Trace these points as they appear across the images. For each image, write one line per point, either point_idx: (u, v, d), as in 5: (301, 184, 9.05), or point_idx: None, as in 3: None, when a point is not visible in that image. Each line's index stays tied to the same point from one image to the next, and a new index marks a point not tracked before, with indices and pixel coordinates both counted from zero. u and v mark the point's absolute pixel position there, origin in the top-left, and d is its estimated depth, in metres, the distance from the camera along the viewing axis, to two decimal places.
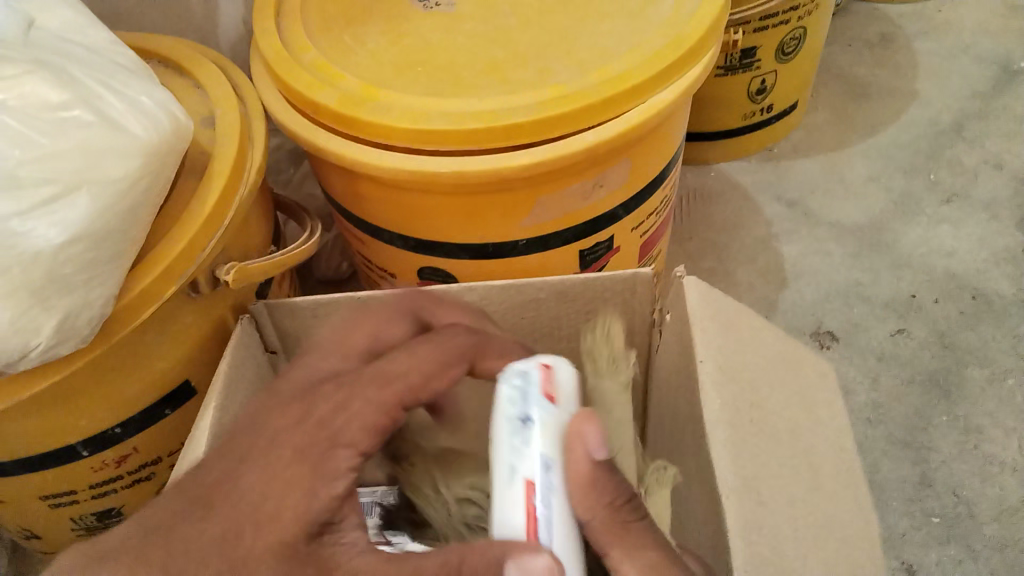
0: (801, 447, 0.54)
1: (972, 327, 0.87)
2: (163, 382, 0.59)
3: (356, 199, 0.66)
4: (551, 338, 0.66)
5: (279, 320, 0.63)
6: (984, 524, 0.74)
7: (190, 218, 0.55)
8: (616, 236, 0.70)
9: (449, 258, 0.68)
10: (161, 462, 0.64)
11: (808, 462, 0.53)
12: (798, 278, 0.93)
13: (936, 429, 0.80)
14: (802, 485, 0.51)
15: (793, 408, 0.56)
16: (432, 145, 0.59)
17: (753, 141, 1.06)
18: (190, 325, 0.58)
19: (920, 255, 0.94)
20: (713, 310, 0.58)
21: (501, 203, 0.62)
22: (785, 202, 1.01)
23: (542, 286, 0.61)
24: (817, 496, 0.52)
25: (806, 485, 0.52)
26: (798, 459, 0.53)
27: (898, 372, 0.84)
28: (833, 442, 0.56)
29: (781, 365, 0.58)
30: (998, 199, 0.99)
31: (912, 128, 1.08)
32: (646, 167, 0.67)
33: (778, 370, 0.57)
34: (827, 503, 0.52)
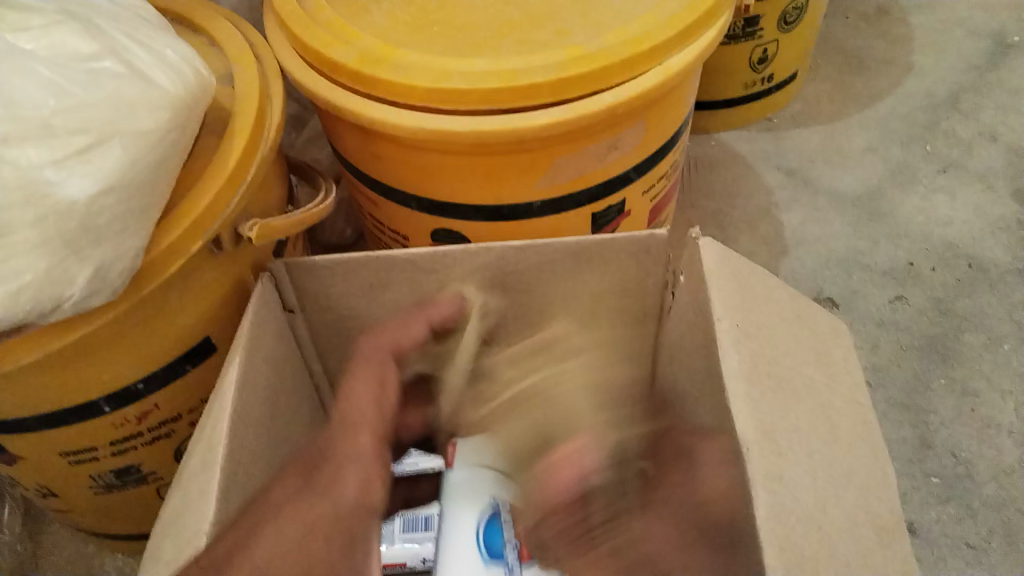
0: (821, 401, 0.55)
1: (968, 293, 0.89)
2: (184, 339, 0.59)
3: (373, 160, 0.67)
4: (566, 298, 0.67)
5: (298, 280, 0.63)
6: (982, 483, 0.76)
7: (214, 173, 0.55)
8: (628, 200, 0.71)
9: (464, 219, 0.68)
10: (181, 419, 0.64)
11: (826, 415, 0.54)
12: (798, 245, 0.94)
13: (934, 392, 0.82)
14: (823, 437, 0.53)
15: (810, 363, 0.57)
16: (452, 104, 0.59)
17: (752, 111, 1.07)
18: (212, 282, 0.59)
19: (917, 223, 0.96)
20: (729, 270, 0.59)
21: (518, 163, 0.63)
22: (784, 171, 1.02)
23: (560, 247, 0.62)
24: (838, 446, 0.53)
25: (827, 437, 0.53)
26: (817, 412, 0.54)
27: (897, 337, 0.86)
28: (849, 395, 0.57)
29: (797, 322, 0.59)
30: (993, 170, 1.01)
31: (908, 100, 1.10)
32: (659, 131, 0.68)
33: (794, 327, 0.58)
34: (849, 452, 0.53)
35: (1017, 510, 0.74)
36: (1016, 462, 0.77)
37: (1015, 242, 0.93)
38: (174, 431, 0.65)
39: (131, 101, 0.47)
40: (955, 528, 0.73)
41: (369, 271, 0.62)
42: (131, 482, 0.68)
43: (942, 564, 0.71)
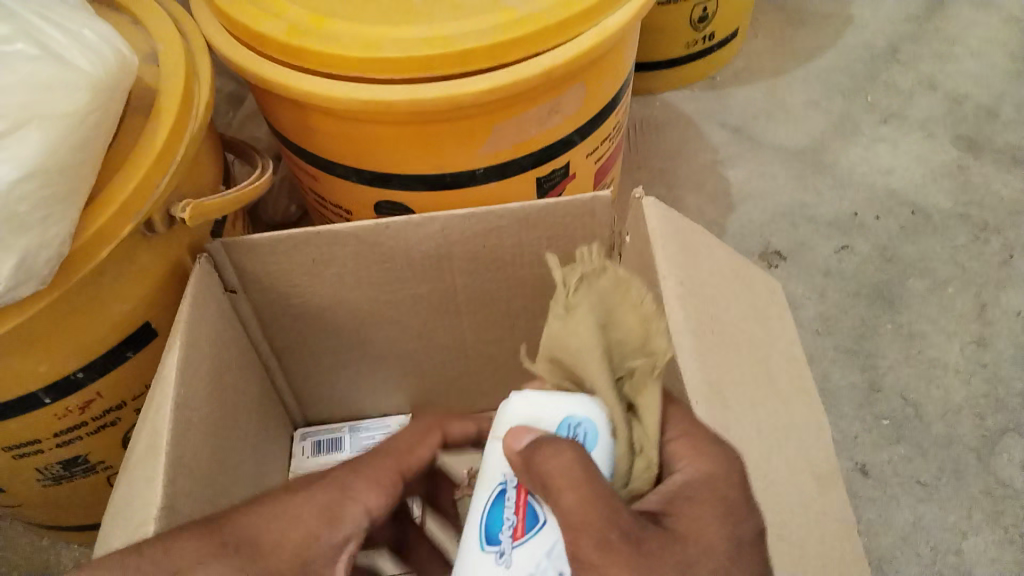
0: (757, 356, 0.56)
1: (912, 240, 0.90)
2: (123, 325, 0.58)
3: (308, 134, 0.66)
4: (512, 266, 0.66)
5: (238, 261, 0.62)
6: (930, 423, 0.77)
7: (142, 155, 0.53)
8: (571, 163, 0.71)
9: (405, 190, 0.68)
10: (125, 407, 0.63)
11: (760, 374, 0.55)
12: (745, 201, 0.95)
13: (882, 337, 0.83)
14: (761, 392, 0.54)
15: (747, 319, 0.58)
16: (385, 72, 0.58)
17: (695, 70, 1.07)
18: (148, 267, 0.58)
19: (861, 173, 0.97)
20: (672, 227, 0.59)
21: (457, 131, 0.62)
22: (729, 128, 1.03)
23: (502, 213, 0.61)
24: (775, 402, 0.54)
25: (765, 393, 0.54)
26: (755, 368, 0.55)
27: (844, 286, 0.87)
28: (783, 353, 0.58)
29: (737, 281, 0.60)
30: (933, 117, 1.02)
31: (849, 52, 1.10)
32: (599, 92, 0.67)
33: (732, 286, 0.59)
34: (782, 406, 0.54)
35: (964, 448, 0.76)
36: (962, 400, 0.78)
37: (956, 187, 0.95)
38: (120, 419, 0.64)
39: (49, 82, 0.46)
40: (905, 468, 0.75)
41: (312, 246, 0.62)
42: (80, 473, 0.67)
43: (894, 504, 0.73)
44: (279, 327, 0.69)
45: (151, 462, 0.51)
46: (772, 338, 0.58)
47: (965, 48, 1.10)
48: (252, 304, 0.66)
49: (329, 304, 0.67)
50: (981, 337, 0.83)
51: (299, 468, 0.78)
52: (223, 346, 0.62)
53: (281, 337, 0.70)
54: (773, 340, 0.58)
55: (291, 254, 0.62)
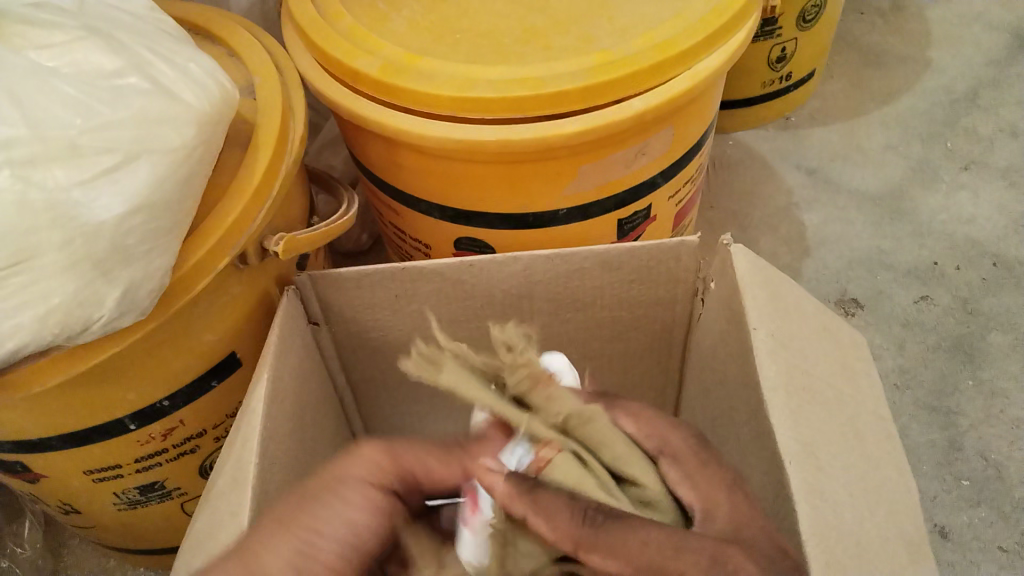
0: (847, 413, 0.53)
1: (994, 293, 0.88)
2: (209, 355, 0.58)
3: (394, 169, 0.66)
4: (593, 308, 0.66)
5: (324, 294, 0.62)
6: (1014, 486, 0.75)
7: (239, 188, 0.54)
8: (653, 205, 0.70)
9: (487, 227, 0.68)
10: (205, 435, 0.63)
11: (854, 429, 0.53)
12: (820, 245, 0.93)
13: (963, 393, 0.81)
14: (855, 452, 0.51)
15: (836, 375, 0.55)
16: (478, 112, 0.58)
17: (770, 110, 1.06)
18: (238, 299, 0.58)
19: (940, 221, 0.95)
20: (762, 277, 0.58)
21: (545, 171, 0.62)
22: (804, 170, 1.01)
23: (588, 256, 0.61)
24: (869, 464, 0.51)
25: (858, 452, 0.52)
26: (846, 427, 0.53)
27: (923, 338, 0.85)
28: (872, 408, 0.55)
29: (822, 334, 0.58)
30: (1016, 166, 0.99)
31: (928, 96, 1.08)
32: (687, 135, 0.67)
33: (820, 339, 0.57)
34: (874, 466, 0.51)
35: None
36: None
37: None
38: (199, 446, 0.64)
39: (156, 118, 0.46)
40: (987, 532, 0.72)
41: (395, 281, 0.62)
42: (156, 498, 0.67)
43: (975, 569, 0.71)
44: (356, 360, 0.68)
45: (238, 496, 0.51)
46: (865, 388, 0.56)
47: None
48: (332, 336, 0.66)
49: (407, 339, 0.67)
50: None
51: None
52: (305, 378, 0.62)
53: (357, 369, 0.69)
54: (867, 391, 0.56)
55: (374, 288, 0.62)
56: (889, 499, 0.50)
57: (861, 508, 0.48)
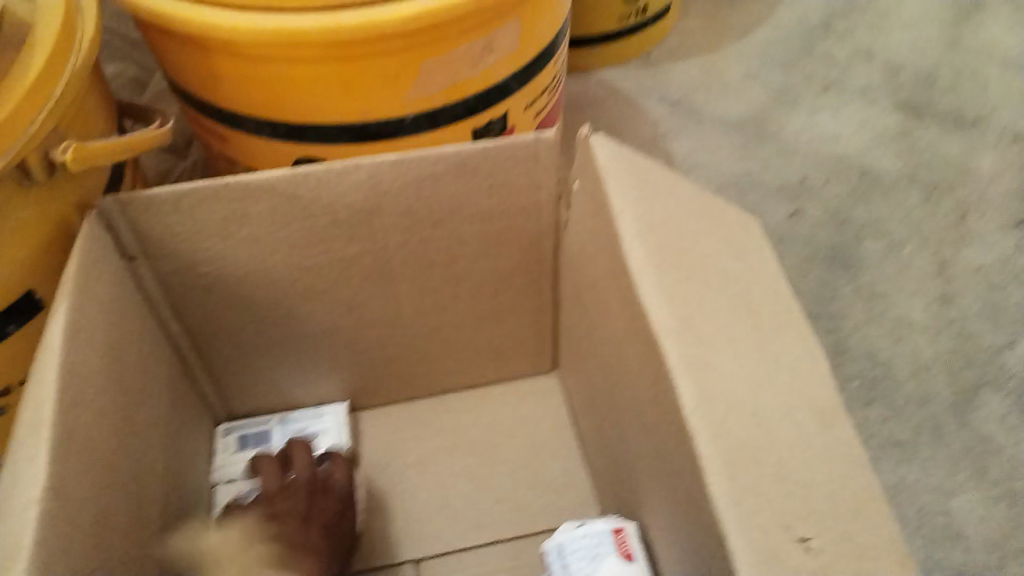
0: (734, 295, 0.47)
1: (864, 202, 0.87)
2: (2, 291, 0.50)
3: (210, 82, 0.59)
4: (450, 219, 0.59)
5: (135, 222, 0.54)
6: (902, 382, 0.73)
7: (11, 84, 0.46)
8: (510, 114, 0.65)
9: (325, 143, 0.61)
10: (12, 392, 0.55)
11: (743, 301, 0.47)
12: (690, 171, 0.90)
13: (842, 299, 0.79)
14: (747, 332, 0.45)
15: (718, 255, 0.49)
16: (297, 0, 0.51)
17: (629, 46, 1.02)
18: (28, 224, 0.49)
19: (806, 141, 0.93)
20: (626, 164, 0.53)
21: (383, 70, 0.56)
22: (669, 102, 0.98)
23: (437, 157, 0.55)
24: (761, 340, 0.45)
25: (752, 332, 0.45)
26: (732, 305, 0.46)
27: (799, 250, 0.83)
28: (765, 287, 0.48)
29: (698, 216, 0.52)
30: (873, 85, 1.00)
31: (783, 27, 1.08)
32: (538, 32, 0.62)
33: (696, 221, 0.51)
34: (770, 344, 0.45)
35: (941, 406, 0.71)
36: (932, 357, 0.74)
37: (903, 150, 0.92)
38: (7, 407, 0.56)
39: None
40: (881, 430, 0.70)
41: (220, 202, 0.54)
42: None
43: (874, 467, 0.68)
44: (188, 302, 0.61)
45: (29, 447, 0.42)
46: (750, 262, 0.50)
47: (898, 20, 1.08)
48: (155, 274, 0.58)
49: (245, 273, 0.59)
50: (944, 294, 0.79)
51: (224, 465, 0.67)
52: (121, 321, 0.54)
53: (190, 314, 0.62)
54: (754, 264, 0.50)
55: (194, 212, 0.54)
56: (787, 370, 0.43)
57: (753, 381, 0.42)
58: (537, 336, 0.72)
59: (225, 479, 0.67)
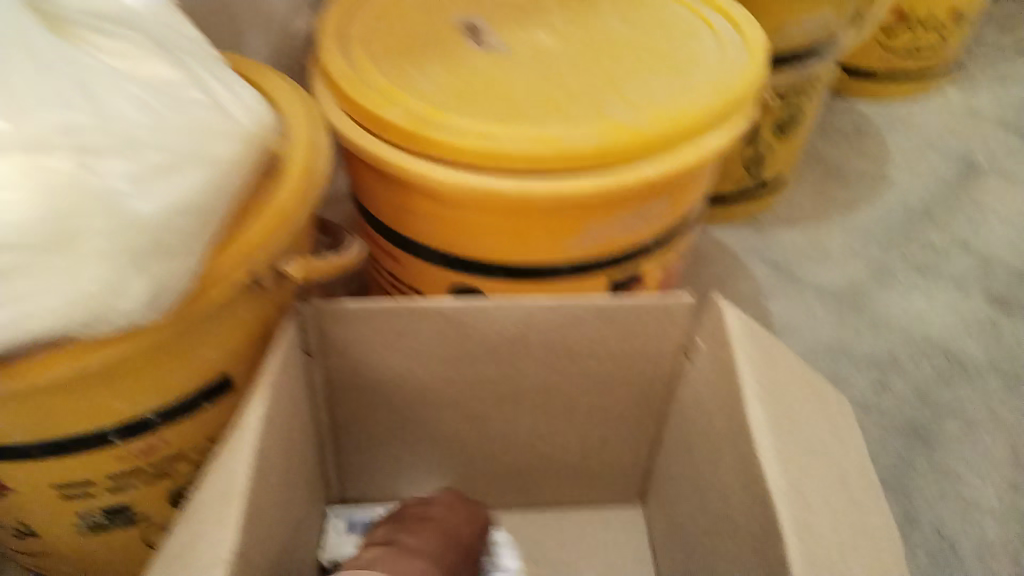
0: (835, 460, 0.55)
1: (948, 385, 0.94)
2: (211, 373, 0.58)
3: (401, 213, 0.71)
4: (584, 357, 0.69)
5: (324, 324, 0.64)
6: (969, 561, 0.78)
7: (270, 209, 0.57)
8: (638, 271, 0.75)
9: (483, 275, 0.72)
10: (187, 456, 0.61)
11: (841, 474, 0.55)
12: (787, 332, 0.99)
13: (919, 473, 0.85)
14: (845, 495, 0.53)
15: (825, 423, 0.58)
16: (500, 163, 0.65)
17: (742, 209, 1.12)
18: (245, 317, 0.58)
19: (898, 319, 1.01)
20: (751, 334, 0.62)
21: (553, 225, 0.68)
22: (773, 265, 1.07)
23: (584, 305, 0.65)
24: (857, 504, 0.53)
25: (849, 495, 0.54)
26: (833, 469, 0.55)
27: (882, 421, 0.90)
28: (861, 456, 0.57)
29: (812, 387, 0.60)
30: (967, 275, 1.07)
31: (886, 209, 1.17)
32: (680, 209, 0.73)
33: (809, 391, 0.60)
34: (861, 509, 0.53)
35: None
36: (999, 542, 0.80)
37: (989, 341, 0.99)
38: (179, 470, 0.61)
39: (214, 129, 0.50)
40: None
41: (391, 317, 0.64)
42: (119, 524, 0.62)
43: None
44: (343, 397, 0.71)
45: (218, 507, 0.49)
46: (850, 437, 0.57)
47: (996, 216, 1.17)
48: (325, 367, 0.68)
49: (398, 376, 0.69)
50: (1017, 483, 0.85)
51: (335, 546, 0.76)
52: (289, 408, 0.62)
53: (341, 407, 0.72)
54: (853, 442, 0.57)
55: (366, 322, 0.65)
56: (872, 537, 0.51)
57: (845, 544, 0.50)
58: (636, 466, 0.80)
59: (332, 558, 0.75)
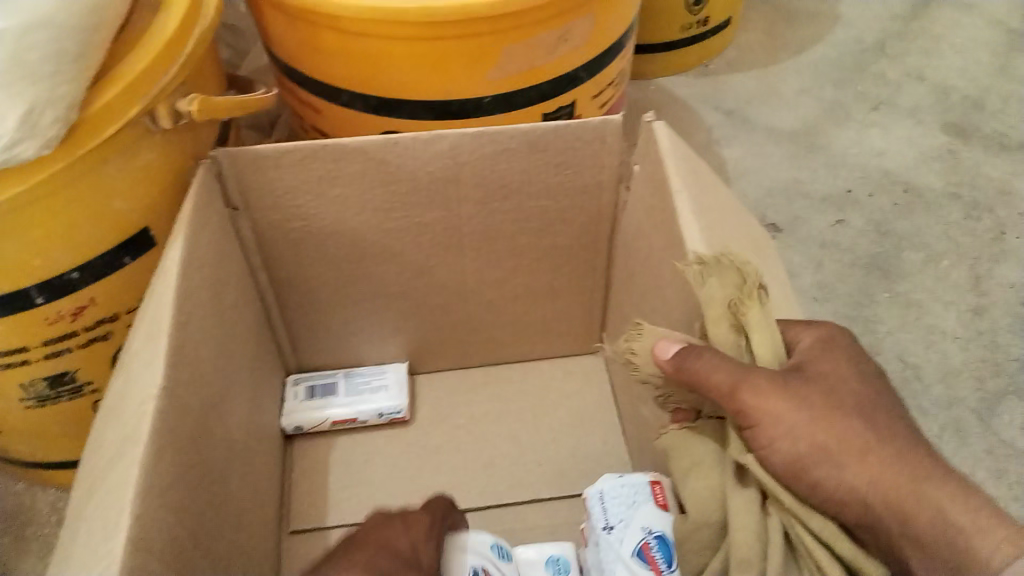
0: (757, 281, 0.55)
1: (905, 216, 0.91)
2: (124, 226, 0.55)
3: (312, 56, 0.65)
4: (520, 194, 0.65)
5: (243, 176, 0.60)
6: (930, 385, 0.77)
7: (150, 41, 0.52)
8: (578, 102, 0.71)
9: (411, 119, 0.67)
10: (118, 320, 0.59)
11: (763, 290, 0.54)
12: (740, 177, 0.95)
13: (879, 304, 0.83)
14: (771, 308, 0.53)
15: (744, 243, 0.56)
16: None
17: (690, 56, 1.07)
18: (153, 168, 0.55)
19: (853, 154, 0.98)
20: (684, 153, 0.58)
21: (469, 51, 0.62)
22: (723, 111, 1.03)
23: (514, 134, 0.60)
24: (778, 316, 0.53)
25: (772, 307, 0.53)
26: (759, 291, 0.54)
27: (840, 257, 0.87)
28: (779, 282, 0.57)
29: (730, 214, 0.58)
30: (922, 106, 1.04)
31: (839, 47, 1.12)
32: (609, 28, 0.68)
33: (728, 215, 0.58)
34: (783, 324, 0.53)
35: (967, 409, 0.76)
36: (962, 364, 0.79)
37: (947, 169, 0.96)
38: (112, 334, 0.60)
39: None
40: None
41: (317, 161, 0.60)
42: (65, 395, 0.63)
43: None
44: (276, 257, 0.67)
45: (154, 347, 0.48)
46: (767, 263, 0.57)
47: (950, 46, 1.12)
48: (252, 225, 0.64)
49: (331, 232, 0.65)
50: (978, 306, 0.83)
51: (291, 413, 0.73)
52: (220, 265, 0.59)
53: (279, 269, 0.68)
54: (765, 261, 0.58)
55: (295, 169, 0.60)
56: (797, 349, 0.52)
57: None
58: (587, 312, 0.77)
59: (292, 425, 0.73)
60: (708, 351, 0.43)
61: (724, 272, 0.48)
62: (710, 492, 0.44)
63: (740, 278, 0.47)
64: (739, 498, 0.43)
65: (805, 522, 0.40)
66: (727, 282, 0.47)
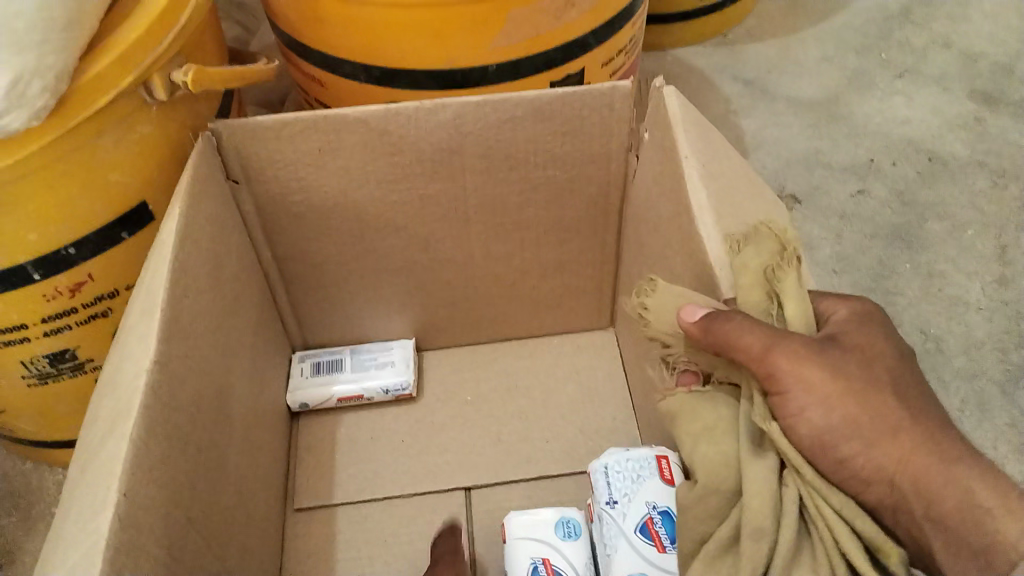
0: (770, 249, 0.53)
1: (929, 185, 0.89)
2: (121, 199, 0.55)
3: (314, 25, 0.64)
4: (525, 164, 0.63)
5: (243, 147, 0.60)
6: (952, 357, 0.75)
7: (142, 10, 0.51)
8: (587, 70, 0.69)
9: (415, 89, 0.66)
10: (117, 296, 0.59)
11: None
12: (758, 147, 0.93)
13: (900, 275, 0.81)
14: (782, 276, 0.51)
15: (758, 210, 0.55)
16: None
17: (708, 25, 1.04)
18: (149, 140, 0.55)
19: (876, 123, 0.95)
20: (694, 119, 0.56)
21: (472, 18, 0.60)
22: (742, 81, 1.01)
23: (518, 102, 0.59)
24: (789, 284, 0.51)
25: None
26: None
27: (860, 227, 0.85)
28: None
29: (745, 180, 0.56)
30: (949, 73, 1.01)
31: (863, 14, 1.09)
32: None
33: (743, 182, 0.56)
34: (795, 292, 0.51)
35: (989, 380, 0.74)
36: (985, 335, 0.77)
37: (974, 137, 0.93)
38: (112, 311, 0.60)
39: None
40: None
41: (317, 132, 0.59)
42: (67, 373, 0.63)
43: None
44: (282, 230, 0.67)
45: (147, 321, 0.47)
46: None
47: (980, 11, 1.09)
48: (254, 198, 0.63)
49: (336, 204, 0.65)
50: (1003, 277, 0.81)
51: (298, 389, 0.73)
52: (220, 238, 0.58)
53: (284, 243, 0.67)
54: None
55: (295, 140, 0.59)
56: None
57: None
58: (598, 286, 0.75)
59: (297, 401, 0.72)
60: (736, 315, 0.42)
61: (762, 241, 0.47)
62: (721, 457, 0.42)
63: (778, 247, 0.46)
64: (757, 467, 0.40)
65: (825, 498, 0.39)
66: (765, 250, 0.46)
